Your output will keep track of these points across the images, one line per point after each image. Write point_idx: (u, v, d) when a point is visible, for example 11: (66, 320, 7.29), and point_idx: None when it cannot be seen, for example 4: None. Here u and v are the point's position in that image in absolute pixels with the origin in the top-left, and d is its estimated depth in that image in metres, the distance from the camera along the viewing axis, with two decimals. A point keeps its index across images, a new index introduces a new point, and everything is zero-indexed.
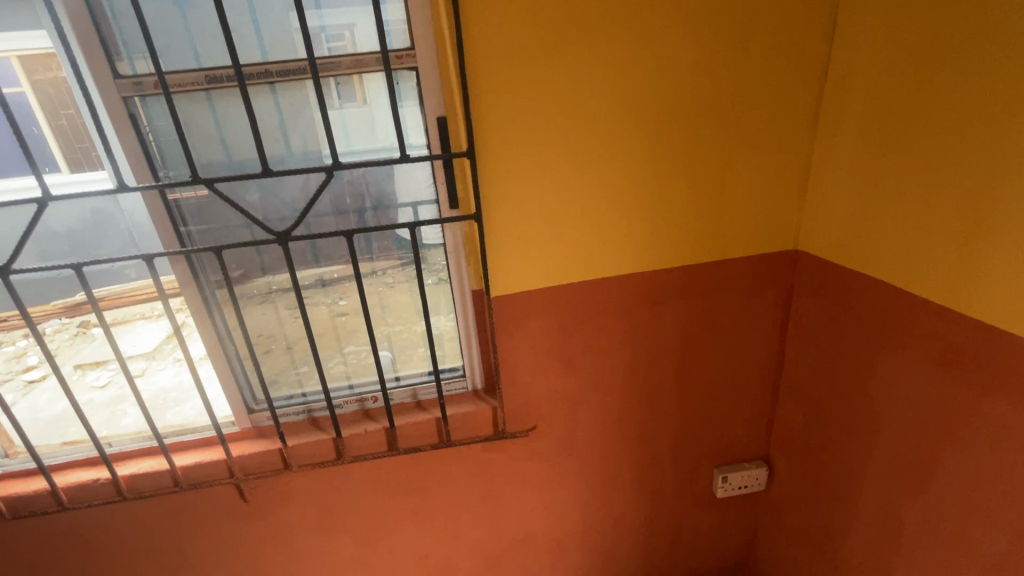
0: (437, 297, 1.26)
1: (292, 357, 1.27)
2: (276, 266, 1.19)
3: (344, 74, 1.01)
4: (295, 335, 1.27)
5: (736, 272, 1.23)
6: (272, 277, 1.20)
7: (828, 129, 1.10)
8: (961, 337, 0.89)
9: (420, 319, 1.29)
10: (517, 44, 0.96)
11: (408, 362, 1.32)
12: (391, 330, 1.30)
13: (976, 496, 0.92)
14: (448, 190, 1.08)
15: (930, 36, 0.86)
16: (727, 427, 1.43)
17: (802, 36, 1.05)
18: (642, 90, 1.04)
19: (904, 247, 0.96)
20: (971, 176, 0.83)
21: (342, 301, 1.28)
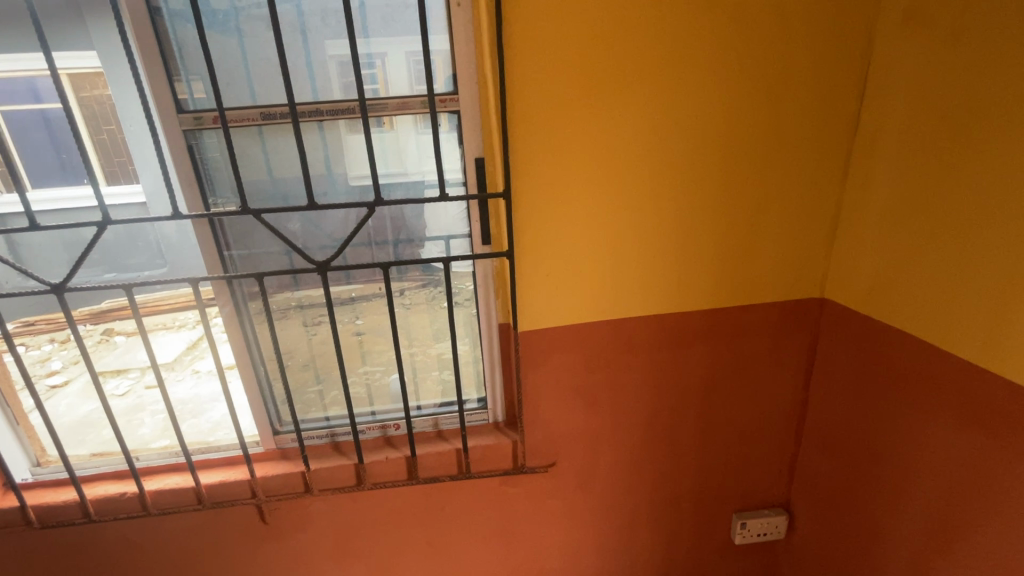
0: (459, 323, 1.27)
1: (314, 373, 1.30)
2: (307, 284, 1.21)
3: (391, 115, 1.07)
4: (318, 351, 1.29)
5: (761, 317, 1.24)
6: (302, 295, 1.22)
7: (858, 181, 1.12)
8: (995, 397, 0.88)
9: (439, 342, 1.31)
10: (558, 92, 1.01)
11: (428, 387, 1.33)
12: (408, 352, 1.32)
13: (1008, 563, 0.90)
14: (481, 226, 1.12)
15: (962, 98, 0.88)
16: (749, 472, 1.41)
17: (832, 91, 1.08)
18: (675, 139, 1.07)
19: (935, 301, 0.96)
20: (1003, 235, 0.84)
21: (361, 319, 1.30)
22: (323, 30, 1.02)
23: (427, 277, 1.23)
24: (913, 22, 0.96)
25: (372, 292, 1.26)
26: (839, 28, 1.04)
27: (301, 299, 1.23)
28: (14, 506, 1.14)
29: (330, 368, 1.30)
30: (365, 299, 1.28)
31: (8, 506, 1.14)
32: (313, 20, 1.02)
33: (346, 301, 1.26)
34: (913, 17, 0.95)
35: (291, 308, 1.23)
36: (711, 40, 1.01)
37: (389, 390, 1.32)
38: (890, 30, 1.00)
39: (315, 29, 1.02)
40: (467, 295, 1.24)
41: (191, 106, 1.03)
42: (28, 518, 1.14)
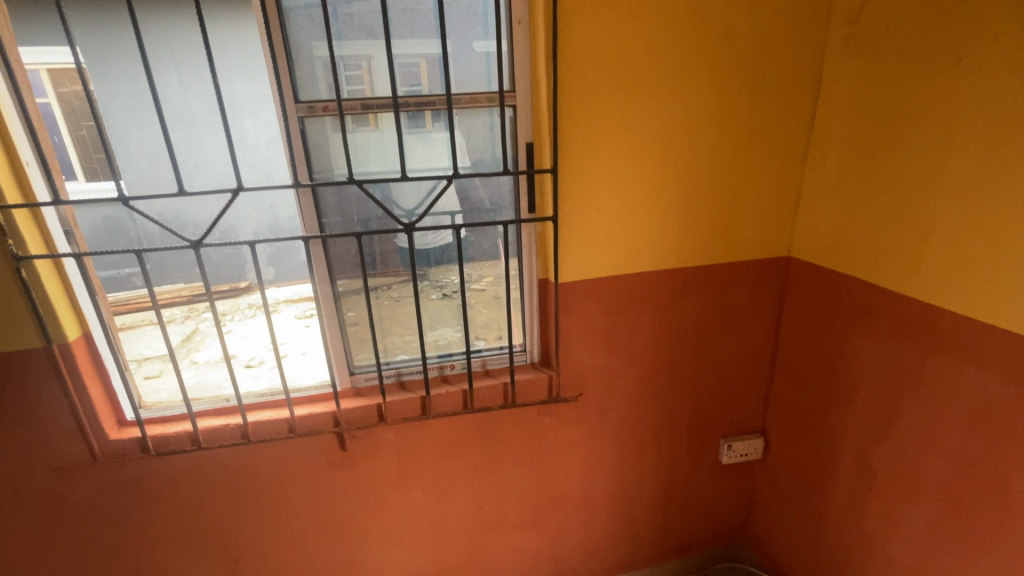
0: (447, 312, 1.55)
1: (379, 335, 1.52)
2: (385, 272, 1.46)
3: (462, 108, 1.33)
4: (393, 323, 1.52)
5: (743, 271, 1.57)
6: (378, 279, 1.46)
7: (814, 164, 1.46)
8: (915, 315, 1.22)
9: (433, 329, 1.55)
10: (595, 92, 1.30)
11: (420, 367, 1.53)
12: (403, 339, 1.53)
13: (925, 435, 1.24)
14: (529, 198, 1.40)
15: (888, 101, 1.23)
16: (732, 402, 1.74)
17: (796, 93, 1.42)
18: (682, 129, 1.38)
19: (870, 250, 1.31)
20: (916, 197, 1.19)
21: (352, 312, 1.46)
22: (409, 39, 1.28)
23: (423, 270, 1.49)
24: (853, 44, 1.30)
25: (441, 272, 1.50)
26: (800, 47, 1.37)
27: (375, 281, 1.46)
28: (134, 436, 1.33)
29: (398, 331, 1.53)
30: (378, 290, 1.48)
31: (128, 436, 1.33)
32: (402, 30, 1.27)
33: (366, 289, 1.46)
34: (853, 40, 1.30)
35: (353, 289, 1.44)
36: (709, 55, 1.33)
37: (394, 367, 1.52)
38: (836, 49, 1.35)
39: (402, 38, 1.27)
40: (453, 288, 1.52)
41: (301, 95, 1.26)
42: (146, 446, 1.33)
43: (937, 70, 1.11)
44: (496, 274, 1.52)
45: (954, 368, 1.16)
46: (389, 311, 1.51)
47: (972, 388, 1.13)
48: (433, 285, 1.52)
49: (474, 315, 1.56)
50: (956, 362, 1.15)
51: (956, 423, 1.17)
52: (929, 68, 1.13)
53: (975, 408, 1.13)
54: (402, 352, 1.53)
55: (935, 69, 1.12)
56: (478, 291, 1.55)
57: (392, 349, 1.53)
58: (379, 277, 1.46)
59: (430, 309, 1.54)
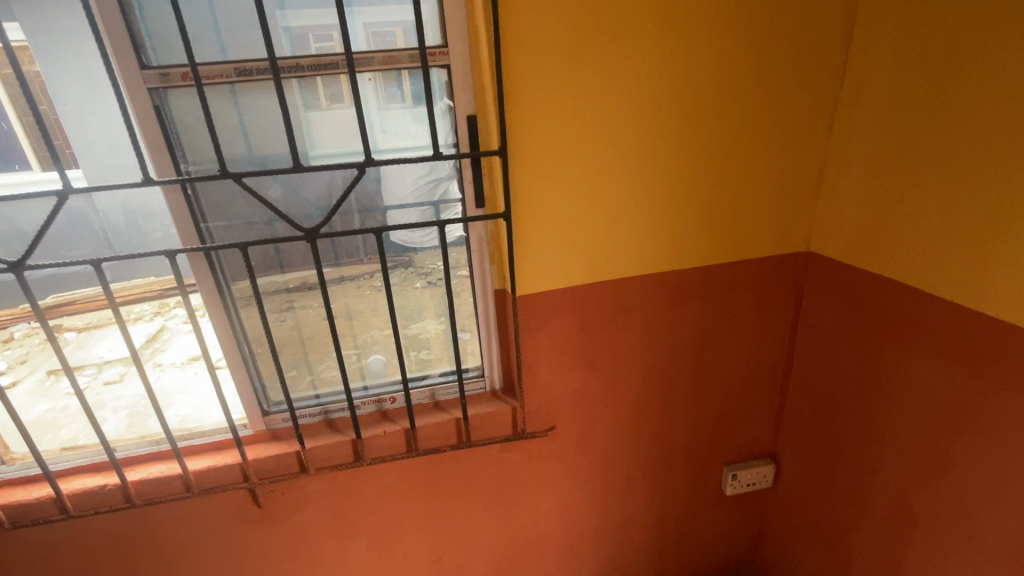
0: (430, 302, 1.27)
1: (305, 353, 1.25)
2: (294, 266, 1.16)
3: (376, 70, 1.00)
4: (309, 330, 1.25)
5: (750, 272, 1.26)
6: (291, 277, 1.17)
7: (842, 135, 1.14)
8: (980, 336, 0.92)
9: (414, 322, 1.28)
10: (551, 44, 0.97)
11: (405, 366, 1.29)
12: (384, 334, 1.29)
13: (988, 489, 0.96)
14: (475, 188, 1.08)
15: (944, 46, 0.90)
16: (737, 425, 1.45)
17: (820, 42, 1.08)
18: (670, 93, 1.05)
19: (915, 246, 1.00)
20: (981, 178, 0.87)
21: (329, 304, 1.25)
22: None
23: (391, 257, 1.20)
24: None
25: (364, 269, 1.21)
26: None
27: (288, 280, 1.18)
28: None
29: (320, 347, 1.25)
30: (301, 290, 1.21)
31: None
32: None
33: (275, 291, 1.18)
34: None
35: (248, 296, 1.14)
36: None
37: (369, 370, 1.28)
38: None
39: None
40: (437, 275, 1.23)
41: (154, 60, 0.94)
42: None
43: None
44: (432, 264, 1.23)
45: None
46: (367, 301, 1.27)
47: None
48: (416, 272, 1.23)
49: (460, 306, 1.25)
50: None
51: None
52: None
53: None
54: (379, 351, 1.29)
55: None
56: (465, 279, 1.23)
57: (368, 346, 1.29)
58: (290, 275, 1.18)
59: (354, 307, 1.27)
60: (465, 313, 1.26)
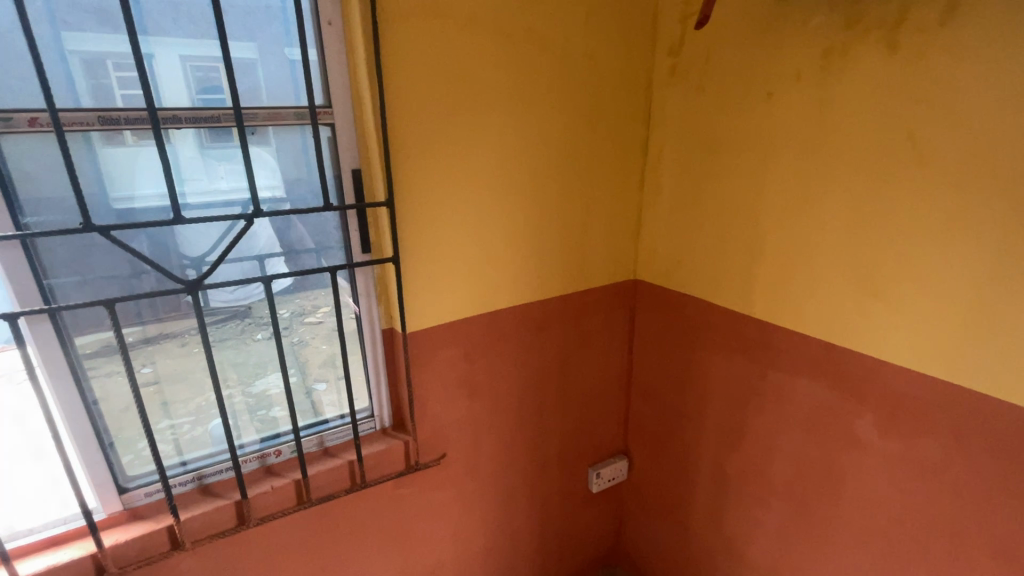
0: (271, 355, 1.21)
1: (163, 414, 1.11)
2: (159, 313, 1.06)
3: (260, 125, 1.03)
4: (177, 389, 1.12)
5: (597, 298, 1.53)
6: (151, 326, 1.06)
7: (651, 189, 1.48)
8: (753, 331, 1.28)
9: (253, 380, 1.19)
10: (429, 110, 1.11)
11: (249, 425, 1.21)
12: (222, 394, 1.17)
13: (770, 443, 1.31)
14: (361, 234, 1.15)
15: (711, 131, 1.29)
16: (597, 429, 1.70)
17: (631, 120, 1.42)
18: (527, 154, 1.27)
19: (707, 270, 1.36)
20: (742, 222, 1.26)
21: (150, 366, 1.09)
22: (171, 34, 0.95)
23: (222, 312, 1.12)
24: (676, 75, 1.35)
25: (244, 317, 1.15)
26: (632, 74, 1.38)
27: (148, 329, 1.06)
28: None
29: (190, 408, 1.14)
30: (153, 342, 1.07)
31: None
32: (162, 20, 0.94)
33: (135, 345, 1.05)
34: (676, 71, 1.34)
35: (103, 349, 1.02)
36: (546, 76, 1.24)
37: (209, 436, 1.16)
38: (661, 79, 1.39)
39: (160, 32, 0.94)
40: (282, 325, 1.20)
41: None
42: None
43: (752, 103, 1.19)
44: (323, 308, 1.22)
45: (788, 379, 1.23)
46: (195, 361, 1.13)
47: (806, 398, 1.21)
48: (257, 323, 1.17)
49: (308, 354, 1.24)
50: (789, 373, 1.23)
51: (795, 431, 1.25)
52: (746, 100, 1.20)
53: (810, 415, 1.21)
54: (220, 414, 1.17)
55: (751, 101, 1.19)
56: (312, 325, 1.23)
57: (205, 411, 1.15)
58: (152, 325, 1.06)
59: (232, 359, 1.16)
60: (353, 358, 1.26)
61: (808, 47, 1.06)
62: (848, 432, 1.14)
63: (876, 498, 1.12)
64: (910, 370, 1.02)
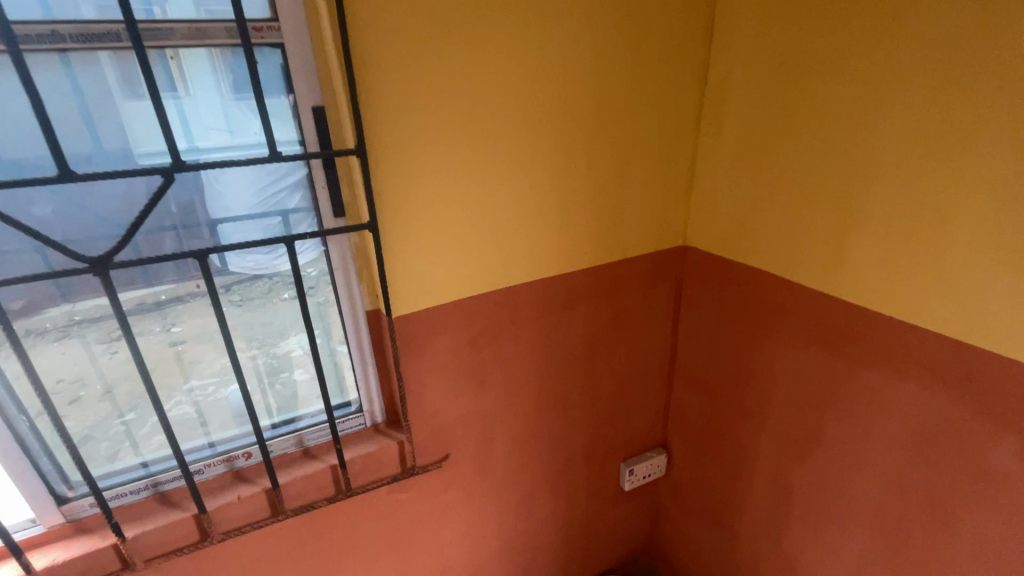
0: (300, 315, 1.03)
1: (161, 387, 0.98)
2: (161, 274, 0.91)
3: (180, 46, 0.76)
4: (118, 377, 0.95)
5: (635, 270, 1.24)
6: (135, 295, 0.91)
7: (710, 132, 1.15)
8: (842, 319, 0.98)
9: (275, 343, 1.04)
10: (411, 25, 0.82)
11: (274, 394, 1.06)
12: (248, 358, 1.03)
13: (855, 459, 1.03)
14: (331, 194, 0.90)
15: (800, 46, 0.94)
16: (631, 421, 1.46)
17: (687, 38, 1.08)
18: (547, 86, 0.97)
19: (781, 238, 1.05)
20: (836, 173, 0.93)
21: (178, 326, 0.97)
22: None
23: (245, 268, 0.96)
24: None
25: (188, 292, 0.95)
26: None
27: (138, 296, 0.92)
28: None
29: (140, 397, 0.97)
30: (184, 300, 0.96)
31: None
32: None
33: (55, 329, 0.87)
34: None
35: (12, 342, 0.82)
36: None
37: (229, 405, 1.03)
38: None
39: None
40: (309, 284, 1.00)
41: None
42: None
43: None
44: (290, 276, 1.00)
45: (889, 384, 0.94)
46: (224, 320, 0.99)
47: (913, 410, 0.91)
48: (285, 281, 1.00)
49: (334, 317, 1.03)
50: (890, 377, 0.93)
51: (893, 449, 0.96)
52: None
53: (917, 431, 0.92)
54: (241, 380, 1.03)
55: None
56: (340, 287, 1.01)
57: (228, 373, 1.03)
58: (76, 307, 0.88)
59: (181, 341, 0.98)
60: (334, 344, 1.06)
61: None
62: (974, 460, 0.85)
63: (1006, 549, 0.84)
64: None
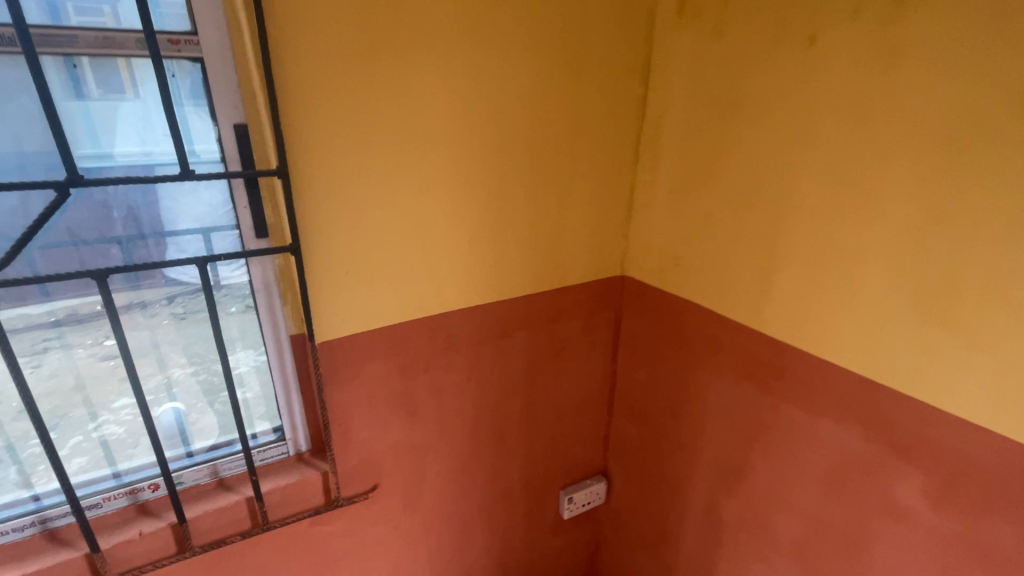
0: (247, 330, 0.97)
1: (88, 404, 0.91)
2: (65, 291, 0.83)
3: (87, 55, 0.73)
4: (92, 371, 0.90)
5: (574, 297, 1.24)
6: (58, 307, 0.84)
7: (647, 165, 1.18)
8: (766, 354, 1.01)
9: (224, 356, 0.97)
10: (339, 48, 0.81)
11: (216, 412, 1.00)
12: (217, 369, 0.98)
13: (779, 491, 1.05)
14: (252, 214, 0.87)
15: (730, 91, 0.98)
16: (571, 448, 1.45)
17: (625, 74, 1.11)
18: (482, 115, 0.97)
19: (712, 273, 1.08)
20: (762, 212, 0.96)
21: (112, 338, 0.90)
22: None
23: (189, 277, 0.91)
24: (686, 14, 1.03)
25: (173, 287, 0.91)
26: (628, 11, 1.06)
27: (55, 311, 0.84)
28: None
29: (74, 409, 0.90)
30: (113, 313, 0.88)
31: None
32: None
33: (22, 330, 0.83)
34: (686, 9, 1.03)
35: None
36: (510, 8, 0.93)
37: (159, 429, 0.96)
38: (670, 20, 1.06)
39: None
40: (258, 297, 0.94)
41: None
42: None
43: (782, 50, 0.88)
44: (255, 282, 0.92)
45: (809, 418, 0.96)
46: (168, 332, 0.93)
47: (828, 444, 0.94)
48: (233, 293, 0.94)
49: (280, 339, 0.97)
50: (808, 411, 0.96)
51: (813, 482, 0.98)
52: (775, 46, 0.89)
53: (833, 466, 0.94)
54: (177, 398, 0.96)
55: (780, 48, 0.88)
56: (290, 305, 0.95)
57: (163, 392, 0.95)
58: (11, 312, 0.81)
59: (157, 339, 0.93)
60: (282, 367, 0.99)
61: None
62: (883, 495, 0.88)
63: None
64: (977, 431, 0.75)
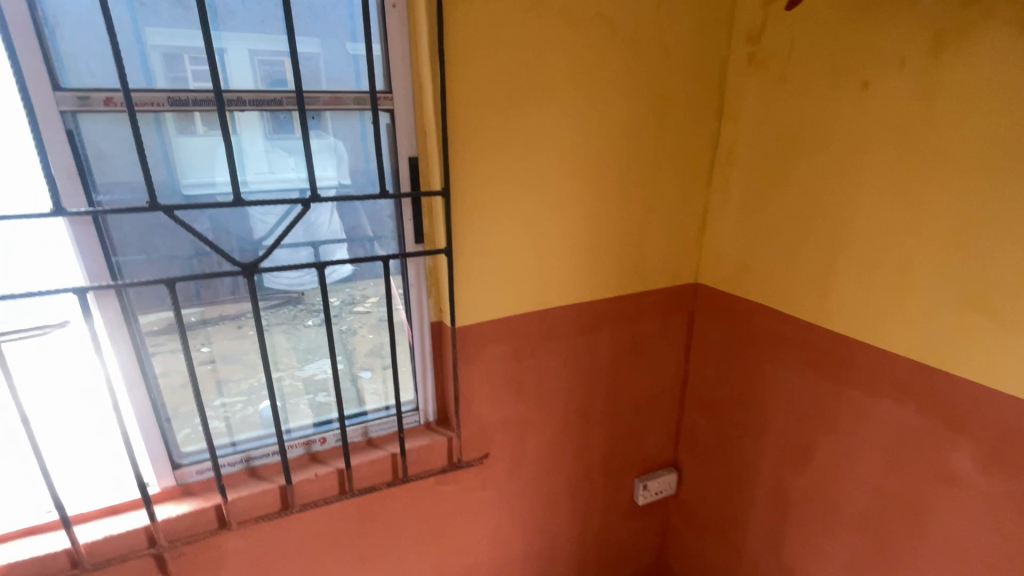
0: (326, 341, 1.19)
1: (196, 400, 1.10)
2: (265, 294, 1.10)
3: (323, 110, 1.02)
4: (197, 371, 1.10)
5: (653, 300, 1.44)
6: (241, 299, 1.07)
7: (720, 187, 1.38)
8: (830, 346, 1.17)
9: (310, 362, 1.19)
10: (488, 99, 1.07)
11: (299, 411, 1.21)
12: (297, 376, 1.19)
13: (843, 469, 1.19)
14: (415, 224, 1.13)
15: (793, 126, 1.18)
16: (646, 438, 1.62)
17: (700, 113, 1.33)
18: (587, 147, 1.21)
19: (778, 278, 1.26)
20: (823, 226, 1.15)
21: (208, 346, 1.10)
22: (239, 16, 0.94)
23: (276, 296, 1.11)
24: (754, 63, 1.25)
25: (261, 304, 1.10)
26: (704, 62, 1.28)
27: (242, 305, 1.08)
28: None
29: (180, 404, 1.08)
30: (214, 323, 1.08)
31: None
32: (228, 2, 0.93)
33: (194, 325, 1.06)
34: (754, 60, 1.24)
35: (165, 327, 1.03)
36: (613, 64, 1.18)
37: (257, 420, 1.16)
38: (740, 68, 1.28)
39: (229, 15, 0.94)
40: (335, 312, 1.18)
41: (67, 82, 0.86)
42: None
43: (840, 93, 1.08)
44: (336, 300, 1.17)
45: (870, 401, 1.11)
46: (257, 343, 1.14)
47: (888, 423, 1.09)
48: (308, 308, 1.16)
49: (356, 344, 1.22)
50: (869, 395, 1.11)
51: (876, 458, 1.12)
52: (833, 90, 1.09)
53: (893, 443, 1.09)
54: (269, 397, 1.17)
55: (837, 92, 1.08)
56: (363, 315, 1.21)
57: (254, 393, 1.15)
58: (208, 307, 1.06)
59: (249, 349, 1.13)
60: (356, 369, 1.24)
61: (913, 30, 0.95)
62: (939, 465, 1.02)
63: (970, 540, 0.99)
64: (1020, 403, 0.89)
